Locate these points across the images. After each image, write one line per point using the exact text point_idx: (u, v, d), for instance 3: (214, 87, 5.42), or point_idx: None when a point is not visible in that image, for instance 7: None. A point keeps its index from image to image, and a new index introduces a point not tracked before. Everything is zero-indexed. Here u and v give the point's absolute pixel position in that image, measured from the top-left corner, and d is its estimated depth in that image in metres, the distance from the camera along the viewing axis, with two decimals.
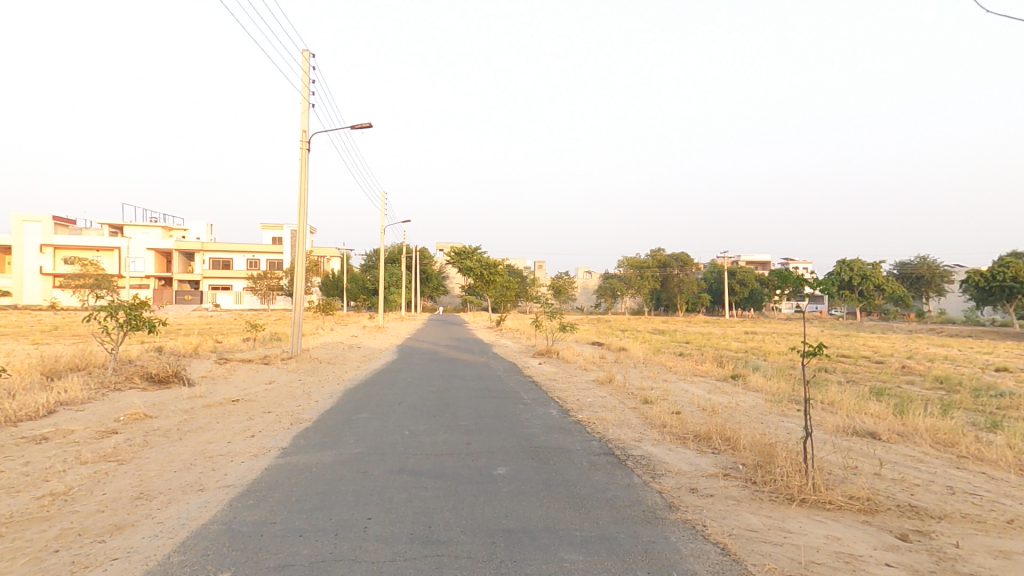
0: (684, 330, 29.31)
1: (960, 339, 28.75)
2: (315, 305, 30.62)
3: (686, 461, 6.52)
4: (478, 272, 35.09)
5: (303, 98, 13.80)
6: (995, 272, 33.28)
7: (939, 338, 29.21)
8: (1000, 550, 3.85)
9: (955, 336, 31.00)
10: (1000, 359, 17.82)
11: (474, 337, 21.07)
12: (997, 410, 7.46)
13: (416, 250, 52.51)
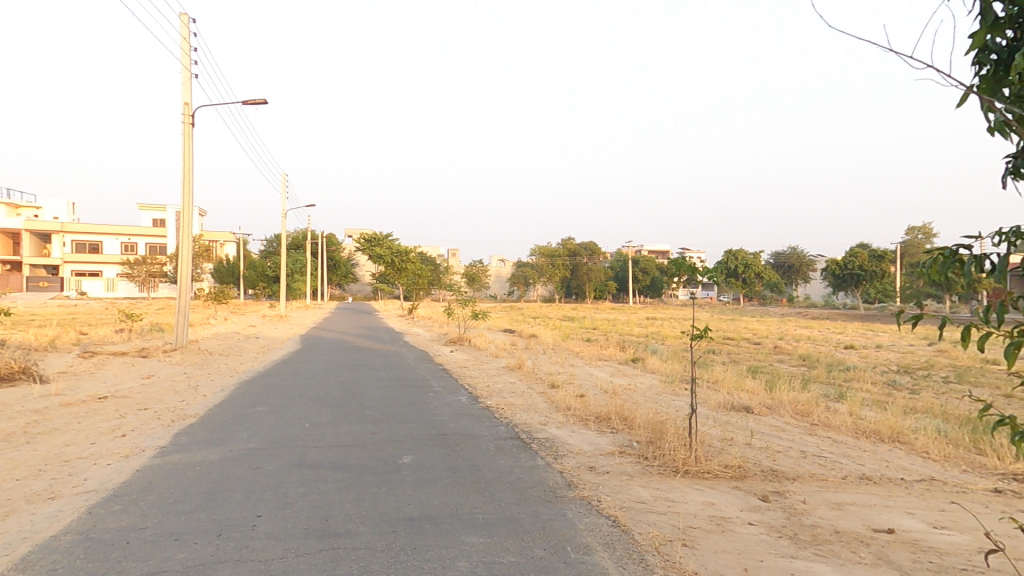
0: (590, 317, 30.60)
1: (821, 320, 32.65)
2: (206, 293, 28.21)
3: (587, 441, 6.86)
4: (388, 260, 34.27)
5: (184, 68, 12.63)
6: (847, 261, 38.03)
7: (805, 320, 32.92)
8: (837, 502, 4.45)
9: (817, 318, 35.17)
10: (849, 338, 20.53)
11: (384, 326, 20.59)
12: (845, 382, 8.60)
13: (323, 235, 50.27)
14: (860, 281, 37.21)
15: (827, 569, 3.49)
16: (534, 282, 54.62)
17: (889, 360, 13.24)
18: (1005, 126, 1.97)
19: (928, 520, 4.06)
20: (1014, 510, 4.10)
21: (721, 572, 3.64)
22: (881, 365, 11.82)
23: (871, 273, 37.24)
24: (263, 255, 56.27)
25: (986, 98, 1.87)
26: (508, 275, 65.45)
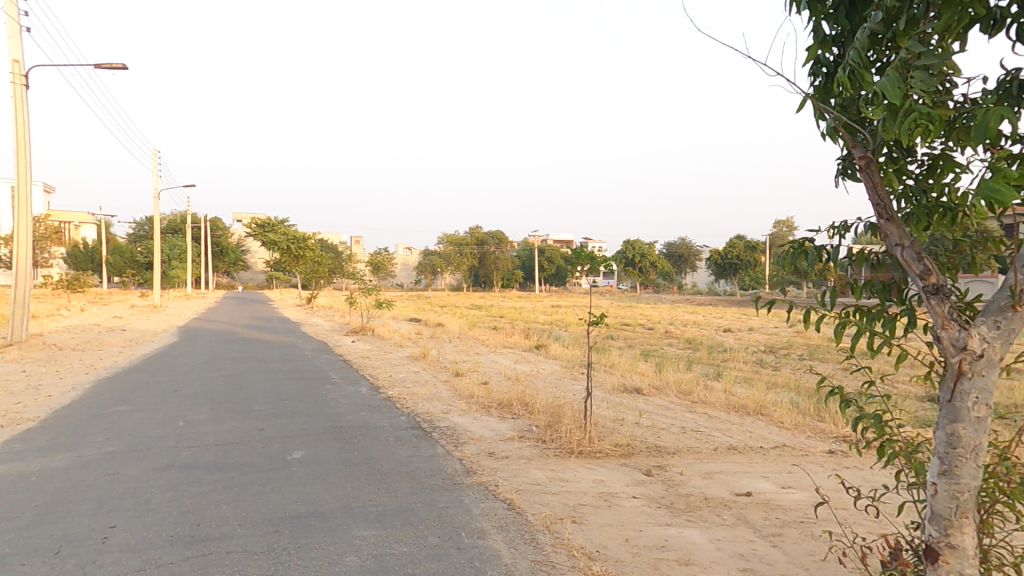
0: (497, 305, 30.93)
1: (706, 306, 35.62)
2: (60, 282, 24.70)
3: (488, 427, 6.89)
4: (284, 246, 32.22)
5: (13, 20, 10.88)
6: (727, 252, 41.71)
7: (692, 306, 35.73)
8: (710, 472, 4.83)
9: (702, 304, 38.33)
10: (728, 322, 22.60)
11: (279, 317, 19.34)
12: (724, 362, 9.40)
13: (208, 219, 46.14)
14: (737, 268, 40.98)
15: (696, 534, 3.77)
16: (441, 270, 54.16)
17: (760, 341, 14.74)
18: (832, 131, 2.35)
19: (780, 482, 4.53)
20: (846, 468, 4.70)
21: (605, 544, 3.79)
22: (754, 345, 13.11)
23: (747, 262, 41.19)
24: (135, 239, 50.47)
25: (822, 108, 2.33)
26: (415, 264, 64.34)
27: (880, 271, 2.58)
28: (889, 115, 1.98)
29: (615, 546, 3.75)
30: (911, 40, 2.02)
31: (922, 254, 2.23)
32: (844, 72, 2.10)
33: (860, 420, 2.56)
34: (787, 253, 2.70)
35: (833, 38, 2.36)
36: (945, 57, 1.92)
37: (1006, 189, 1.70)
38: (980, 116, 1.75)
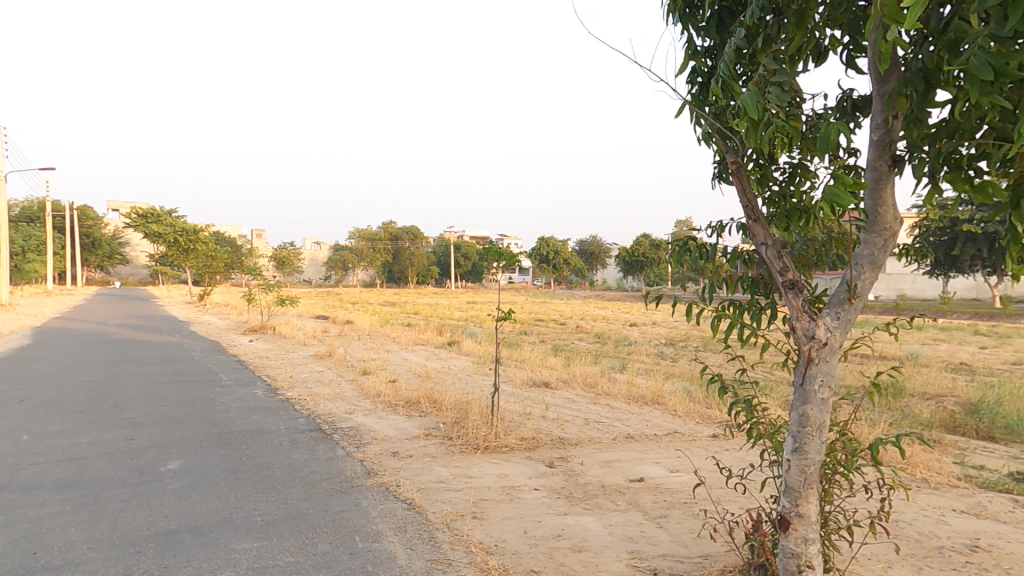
0: (411, 302, 30.28)
1: (615, 301, 37.20)
2: None
3: (394, 426, 6.63)
4: (172, 239, 29.44)
5: None
6: (634, 249, 43.86)
7: (601, 301, 37.17)
8: (608, 461, 4.92)
9: (612, 299, 40.02)
10: (634, 316, 23.72)
11: (164, 315, 17.59)
12: (629, 355, 9.77)
13: (78, 208, 41.07)
14: (642, 265, 43.21)
15: (591, 521, 3.79)
16: (353, 266, 52.21)
17: (662, 334, 15.60)
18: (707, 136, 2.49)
19: (668, 466, 4.70)
20: (724, 450, 4.98)
21: (504, 538, 3.71)
22: (657, 338, 13.82)
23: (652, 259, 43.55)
24: None
25: (699, 116, 2.49)
26: (324, 260, 61.60)
27: (753, 267, 2.77)
28: (751, 125, 2.15)
29: (513, 538, 3.68)
30: (767, 57, 2.20)
31: (783, 252, 2.41)
32: (716, 83, 2.25)
33: (733, 405, 2.70)
34: (673, 249, 2.79)
35: (705, 51, 2.52)
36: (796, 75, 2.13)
37: (843, 193, 1.89)
38: (822, 127, 1.95)
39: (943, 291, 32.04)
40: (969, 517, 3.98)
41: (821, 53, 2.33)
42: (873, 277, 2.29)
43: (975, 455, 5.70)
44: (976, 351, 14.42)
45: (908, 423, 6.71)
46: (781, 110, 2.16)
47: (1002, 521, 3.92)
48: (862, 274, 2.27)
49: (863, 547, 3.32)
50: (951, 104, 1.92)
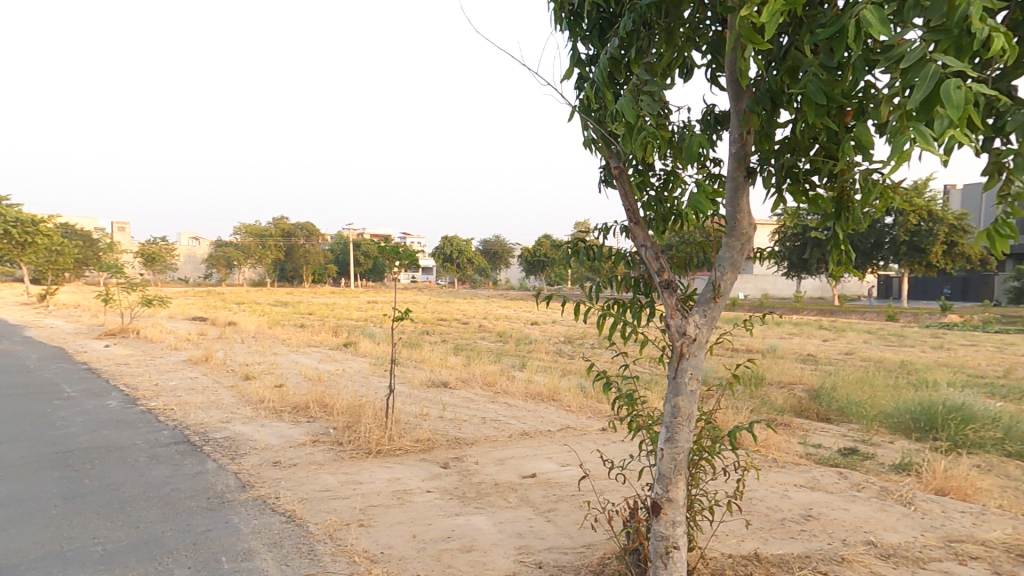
0: (304, 302, 28.56)
1: (518, 300, 37.88)
2: None
3: (277, 434, 6.12)
4: None
5: None
6: (535, 249, 45.06)
7: (504, 300, 37.68)
8: (503, 458, 4.89)
9: (515, 298, 40.76)
10: (534, 314, 24.26)
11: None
12: (528, 353, 9.92)
13: None
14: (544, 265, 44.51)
15: (482, 520, 3.71)
16: (239, 264, 48.31)
17: (560, 332, 16.11)
18: (592, 141, 2.53)
19: (560, 460, 4.77)
20: (611, 442, 5.16)
21: (391, 544, 3.52)
22: (556, 336, 14.23)
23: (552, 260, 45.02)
24: None
25: (583, 120, 2.51)
26: (205, 257, 56.42)
27: (634, 268, 2.85)
28: (627, 131, 2.19)
29: (400, 544, 3.50)
30: (640, 68, 2.26)
31: (660, 253, 2.49)
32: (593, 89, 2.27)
33: (616, 400, 2.77)
34: (566, 250, 2.81)
35: (588, 58, 2.54)
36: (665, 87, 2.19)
37: (705, 200, 1.97)
38: (687, 136, 2.02)
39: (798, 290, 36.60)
40: (807, 489, 4.48)
41: (687, 70, 2.46)
42: (734, 277, 2.42)
43: (816, 435, 6.49)
44: (822, 343, 16.58)
45: (765, 410, 7.50)
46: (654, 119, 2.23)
47: (830, 491, 4.47)
48: (724, 275, 2.38)
49: (722, 524, 3.62)
50: (793, 123, 2.16)
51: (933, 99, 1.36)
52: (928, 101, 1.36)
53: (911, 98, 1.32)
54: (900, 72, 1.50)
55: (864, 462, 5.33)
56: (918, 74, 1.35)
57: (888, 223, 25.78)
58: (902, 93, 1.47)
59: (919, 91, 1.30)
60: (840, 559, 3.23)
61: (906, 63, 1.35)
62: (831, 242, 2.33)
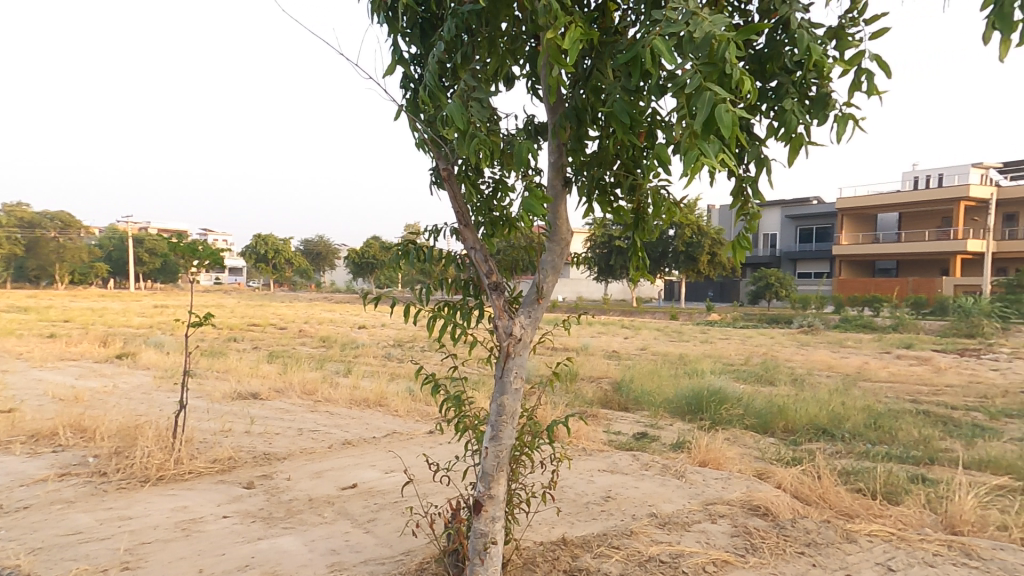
0: (60, 309, 23.18)
1: (342, 304, 35.97)
2: None
3: (7, 470, 4.79)
4: None
5: None
6: (363, 251, 43.37)
7: (327, 304, 35.45)
8: (319, 471, 4.56)
9: (339, 301, 38.62)
10: (361, 318, 23.27)
11: None
12: (353, 358, 9.47)
13: None
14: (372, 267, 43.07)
15: (290, 541, 3.38)
16: None
17: (388, 335, 15.72)
18: (422, 143, 2.48)
19: (384, 467, 4.61)
20: (438, 445, 5.15)
21: None
22: (383, 340, 13.85)
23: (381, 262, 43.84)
24: None
25: (412, 120, 2.44)
26: None
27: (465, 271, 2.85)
28: (458, 133, 2.19)
29: None
30: (467, 74, 2.28)
31: (490, 256, 2.53)
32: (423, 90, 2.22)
33: (445, 402, 2.74)
34: (396, 252, 2.71)
35: (413, 59, 2.48)
36: (491, 94, 2.24)
37: (535, 204, 2.05)
38: (517, 142, 2.09)
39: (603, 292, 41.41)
40: (607, 473, 5.00)
41: (508, 79, 2.56)
42: (556, 281, 2.55)
43: (617, 422, 7.36)
44: (620, 339, 18.98)
45: (578, 403, 8.33)
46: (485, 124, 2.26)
47: (625, 472, 5.05)
48: (547, 277, 2.50)
49: (536, 514, 3.85)
50: (599, 139, 2.40)
51: (711, 122, 1.62)
52: (707, 124, 1.62)
53: (695, 119, 1.58)
54: (685, 100, 1.76)
55: (652, 444, 6.18)
56: (697, 101, 1.61)
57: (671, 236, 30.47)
58: (687, 118, 1.72)
59: (701, 113, 1.57)
60: (630, 533, 3.65)
61: (690, 89, 1.61)
62: (630, 247, 2.66)
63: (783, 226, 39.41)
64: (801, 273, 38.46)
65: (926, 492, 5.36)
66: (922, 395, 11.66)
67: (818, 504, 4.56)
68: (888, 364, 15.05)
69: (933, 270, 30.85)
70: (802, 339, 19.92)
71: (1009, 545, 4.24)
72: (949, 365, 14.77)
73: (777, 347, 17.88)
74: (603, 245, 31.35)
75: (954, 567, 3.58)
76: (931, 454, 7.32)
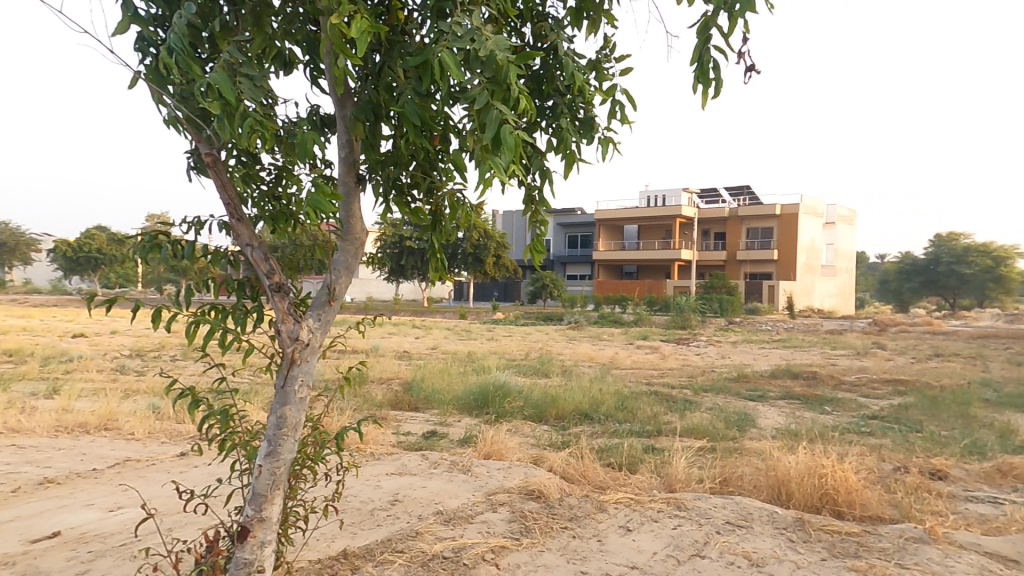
0: None
1: (50, 310, 28.11)
2: None
3: None
4: None
5: None
6: (84, 243, 34.68)
7: (24, 310, 27.30)
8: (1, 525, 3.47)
9: (44, 307, 30.08)
10: (80, 326, 18.57)
11: None
12: (67, 376, 7.52)
13: None
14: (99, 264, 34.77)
15: None
16: None
17: (123, 346, 12.91)
18: (174, 121, 2.06)
19: (109, 506, 3.74)
20: (190, 469, 4.39)
21: None
22: (114, 352, 11.31)
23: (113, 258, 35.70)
24: None
25: (156, 91, 2.00)
26: None
27: (237, 269, 2.45)
28: (222, 115, 1.87)
29: None
30: (230, 46, 1.96)
31: (268, 254, 2.24)
32: (169, 57, 1.83)
33: (206, 419, 2.32)
34: (137, 244, 2.19)
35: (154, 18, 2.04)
36: (265, 75, 1.98)
37: (324, 200, 1.87)
38: (299, 131, 1.88)
39: (393, 292, 41.08)
40: (395, 475, 4.94)
41: (284, 62, 2.29)
42: (348, 282, 2.37)
43: (406, 423, 7.34)
44: (410, 339, 19.06)
45: (366, 407, 8.09)
46: (256, 107, 1.98)
47: (414, 472, 5.05)
48: (339, 278, 2.31)
49: (312, 532, 3.58)
50: (394, 138, 2.31)
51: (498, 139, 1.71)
52: (494, 141, 1.70)
53: (485, 134, 1.64)
54: (475, 113, 1.82)
55: (440, 441, 6.32)
56: (487, 117, 1.69)
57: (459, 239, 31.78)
58: (477, 131, 1.79)
59: (489, 130, 1.65)
60: (414, 534, 3.65)
61: (481, 104, 1.67)
62: (430, 250, 2.69)
63: (555, 233, 44.62)
64: (569, 275, 44.03)
65: (653, 460, 6.78)
66: (653, 377, 14.47)
67: (580, 480, 5.26)
68: (630, 352, 18.26)
69: (661, 273, 38.41)
70: (568, 334, 22.84)
71: (703, 494, 5.59)
72: (670, 352, 18.56)
73: (549, 341, 20.16)
74: (394, 246, 31.10)
75: (669, 519, 4.55)
76: (658, 427, 9.13)
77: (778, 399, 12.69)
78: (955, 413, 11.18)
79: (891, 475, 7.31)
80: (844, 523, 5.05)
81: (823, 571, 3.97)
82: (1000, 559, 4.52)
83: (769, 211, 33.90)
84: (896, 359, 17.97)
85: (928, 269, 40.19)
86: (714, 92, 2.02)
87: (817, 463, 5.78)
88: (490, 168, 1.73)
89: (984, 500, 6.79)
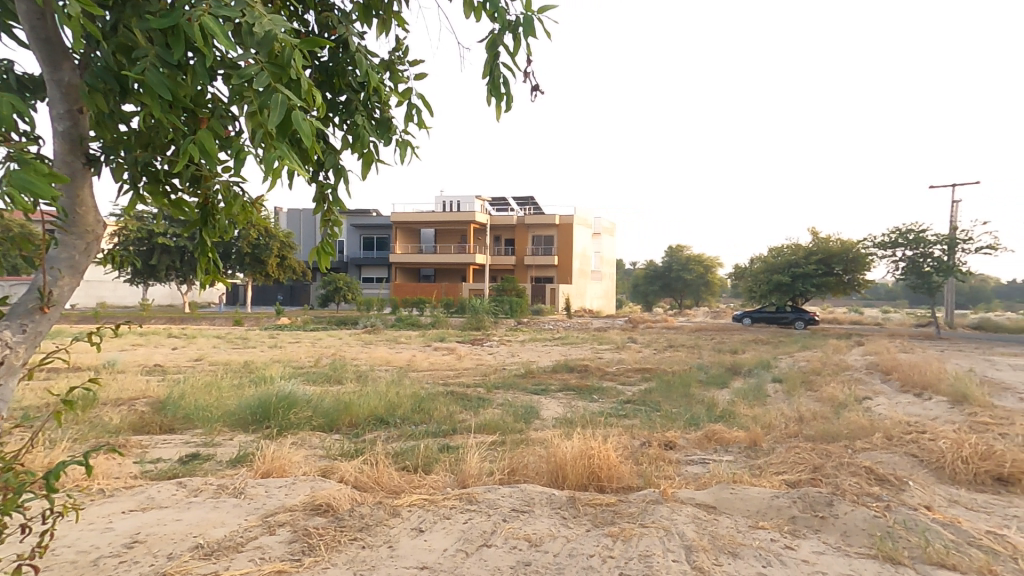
0: None
1: None
2: None
3: None
4: None
5: None
6: None
7: None
8: None
9: None
10: None
11: None
12: None
13: None
14: None
15: None
16: None
17: None
18: None
19: None
20: None
21: None
22: None
23: None
24: None
25: None
26: None
27: None
28: None
29: None
30: None
31: None
32: None
33: None
34: None
35: None
36: None
37: (41, 181, 1.38)
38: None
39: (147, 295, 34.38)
40: (137, 512, 4.16)
41: None
42: (74, 283, 1.93)
43: (156, 448, 6.24)
44: (169, 351, 16.21)
45: (96, 436, 6.60)
46: None
47: (164, 505, 4.33)
48: (59, 278, 1.85)
49: None
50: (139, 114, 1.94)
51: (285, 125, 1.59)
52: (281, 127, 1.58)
53: (270, 118, 1.50)
54: (252, 96, 1.66)
55: (204, 465, 5.52)
56: (269, 99, 1.56)
57: (234, 237, 28.29)
58: (255, 113, 1.63)
59: (275, 114, 1.51)
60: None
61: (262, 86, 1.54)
62: (198, 249, 2.38)
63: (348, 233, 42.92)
64: (365, 277, 42.84)
65: (448, 459, 7.16)
66: (448, 378, 14.96)
67: (373, 488, 5.28)
68: (427, 355, 18.55)
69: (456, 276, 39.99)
70: (363, 338, 22.13)
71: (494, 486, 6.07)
72: (465, 353, 19.41)
73: (342, 346, 19.22)
74: (144, 242, 26.15)
75: (461, 514, 4.77)
76: (453, 426, 9.52)
77: (557, 391, 14.31)
78: (682, 393, 14.09)
79: (639, 449, 8.88)
80: (605, 495, 5.99)
81: (586, 540, 4.62)
82: (706, 507, 5.88)
83: (549, 221, 37.89)
84: (644, 350, 21.83)
85: (665, 275, 49.77)
86: (504, 107, 2.12)
87: (588, 447, 6.72)
88: (275, 156, 1.60)
89: (698, 461, 8.71)
